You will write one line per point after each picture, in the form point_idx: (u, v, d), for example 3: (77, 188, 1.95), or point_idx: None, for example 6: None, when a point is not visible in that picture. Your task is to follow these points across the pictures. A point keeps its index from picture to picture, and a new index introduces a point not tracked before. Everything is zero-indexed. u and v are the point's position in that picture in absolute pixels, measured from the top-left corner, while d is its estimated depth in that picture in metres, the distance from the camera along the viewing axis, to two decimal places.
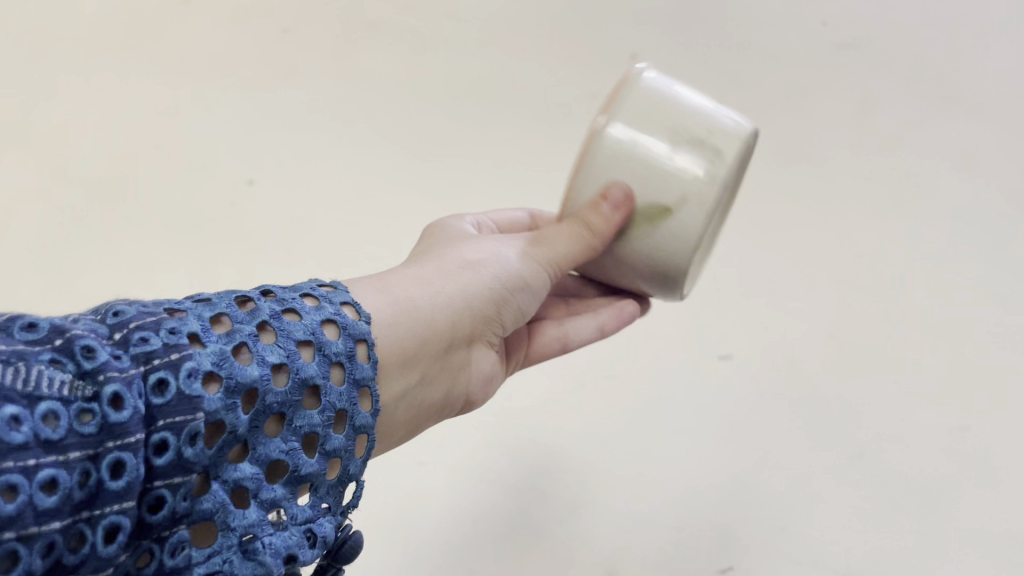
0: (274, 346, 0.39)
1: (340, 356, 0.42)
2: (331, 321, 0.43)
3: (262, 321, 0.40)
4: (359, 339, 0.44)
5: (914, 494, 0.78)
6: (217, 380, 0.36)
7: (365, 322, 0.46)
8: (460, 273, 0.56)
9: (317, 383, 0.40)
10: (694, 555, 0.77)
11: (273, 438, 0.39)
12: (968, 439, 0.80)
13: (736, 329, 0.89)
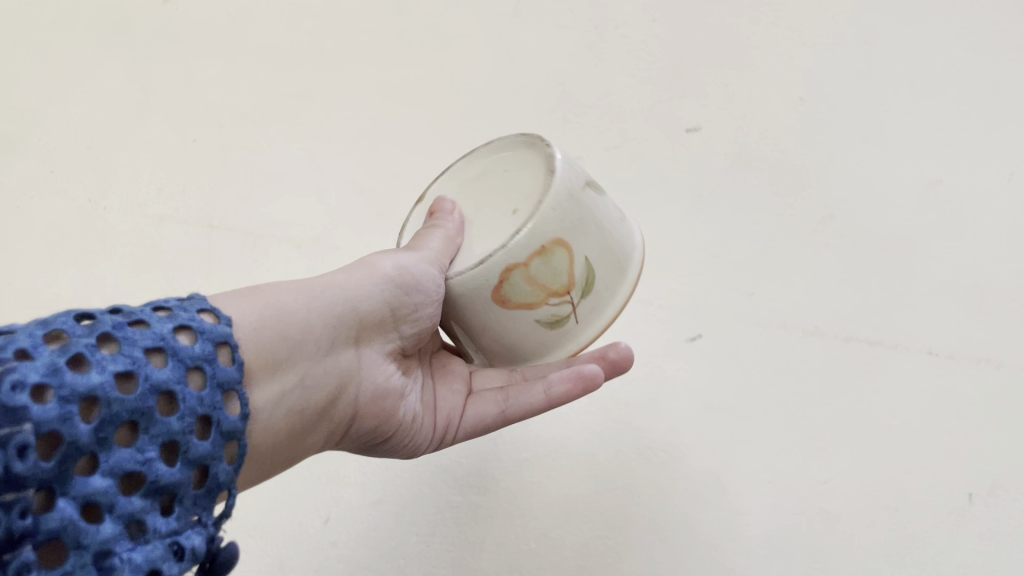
0: (117, 355, 0.35)
1: (202, 362, 0.38)
2: (188, 330, 0.39)
3: (103, 331, 0.36)
4: (219, 346, 0.40)
5: (880, 246, 0.79)
6: (49, 391, 0.32)
7: (226, 324, 0.41)
8: (358, 267, 0.55)
9: (172, 390, 0.36)
10: (665, 325, 0.81)
11: (127, 448, 0.34)
12: (933, 188, 0.80)
13: (701, 95, 0.85)
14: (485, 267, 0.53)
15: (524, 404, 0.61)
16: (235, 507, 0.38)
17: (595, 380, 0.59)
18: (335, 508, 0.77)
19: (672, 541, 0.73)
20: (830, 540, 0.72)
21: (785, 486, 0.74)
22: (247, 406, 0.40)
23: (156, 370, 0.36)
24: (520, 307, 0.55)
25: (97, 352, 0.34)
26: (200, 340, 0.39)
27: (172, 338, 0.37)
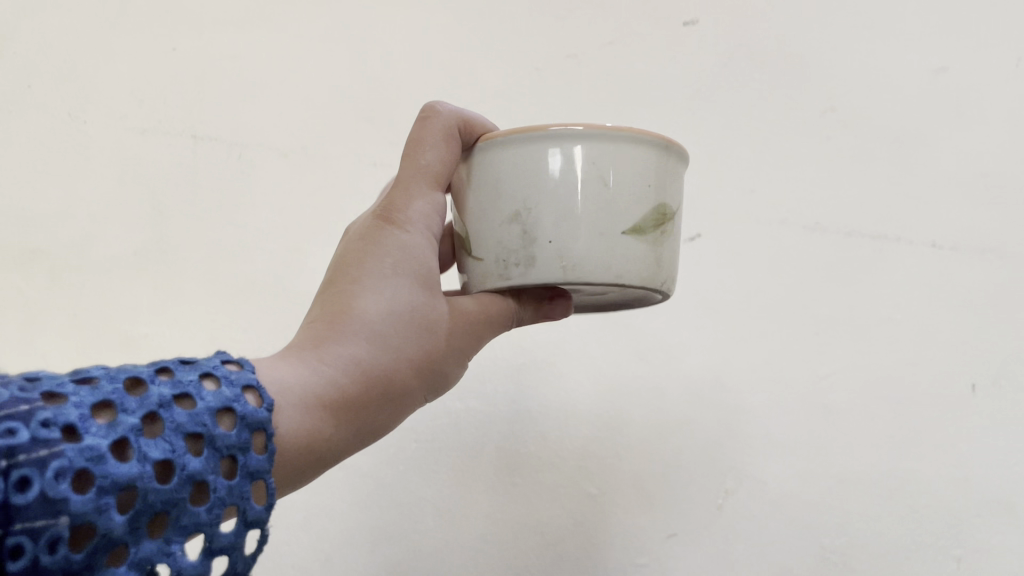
0: (159, 440, 0.35)
1: (236, 451, 0.38)
2: (231, 412, 0.39)
3: (151, 411, 0.36)
4: (256, 432, 0.40)
5: (883, 138, 0.77)
6: (90, 479, 0.32)
7: (266, 410, 0.41)
8: (407, 355, 0.50)
9: (206, 479, 0.36)
10: None
11: (154, 540, 0.34)
12: (941, 76, 0.77)
13: None
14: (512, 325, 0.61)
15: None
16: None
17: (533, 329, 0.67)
18: None
19: (670, 439, 0.74)
20: (829, 434, 0.73)
21: (786, 384, 0.74)
22: (273, 497, 0.40)
23: (194, 460, 0.36)
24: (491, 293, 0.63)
25: (142, 437, 0.35)
26: (239, 427, 0.39)
27: (213, 424, 0.37)
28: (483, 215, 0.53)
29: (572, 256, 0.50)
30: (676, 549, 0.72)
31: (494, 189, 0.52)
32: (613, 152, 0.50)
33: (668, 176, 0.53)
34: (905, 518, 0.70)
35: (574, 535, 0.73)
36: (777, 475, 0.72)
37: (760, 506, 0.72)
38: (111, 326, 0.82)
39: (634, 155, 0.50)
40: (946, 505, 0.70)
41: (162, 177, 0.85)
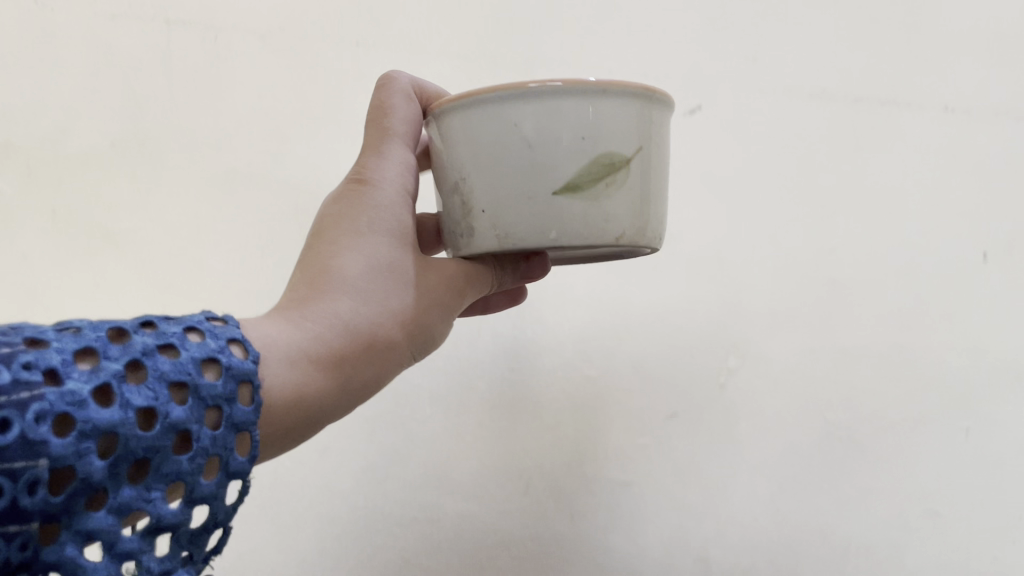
0: (142, 386, 0.35)
1: (222, 401, 0.37)
2: (218, 362, 0.38)
3: (135, 358, 0.35)
4: (243, 383, 0.39)
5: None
6: (71, 423, 0.32)
7: (254, 362, 0.40)
8: (394, 310, 0.49)
9: (189, 429, 0.35)
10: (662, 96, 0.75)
11: (134, 486, 0.34)
12: None
13: None
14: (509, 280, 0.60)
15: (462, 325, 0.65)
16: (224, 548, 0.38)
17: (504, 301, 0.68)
18: None
19: (673, 319, 0.72)
20: (836, 307, 0.71)
21: (790, 258, 0.72)
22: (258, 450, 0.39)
23: (178, 408, 0.35)
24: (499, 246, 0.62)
25: (125, 384, 0.34)
26: (227, 378, 0.38)
27: (198, 374, 0.36)
28: (453, 181, 0.49)
29: (539, 223, 0.47)
30: (675, 430, 0.71)
31: (445, 155, 0.49)
32: (591, 107, 0.45)
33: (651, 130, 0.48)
34: (910, 387, 0.70)
35: (573, 420, 0.72)
36: (781, 349, 0.71)
37: (763, 382, 0.71)
38: (84, 222, 0.80)
39: (614, 109, 0.46)
40: (952, 370, 0.69)
41: (137, 67, 0.81)
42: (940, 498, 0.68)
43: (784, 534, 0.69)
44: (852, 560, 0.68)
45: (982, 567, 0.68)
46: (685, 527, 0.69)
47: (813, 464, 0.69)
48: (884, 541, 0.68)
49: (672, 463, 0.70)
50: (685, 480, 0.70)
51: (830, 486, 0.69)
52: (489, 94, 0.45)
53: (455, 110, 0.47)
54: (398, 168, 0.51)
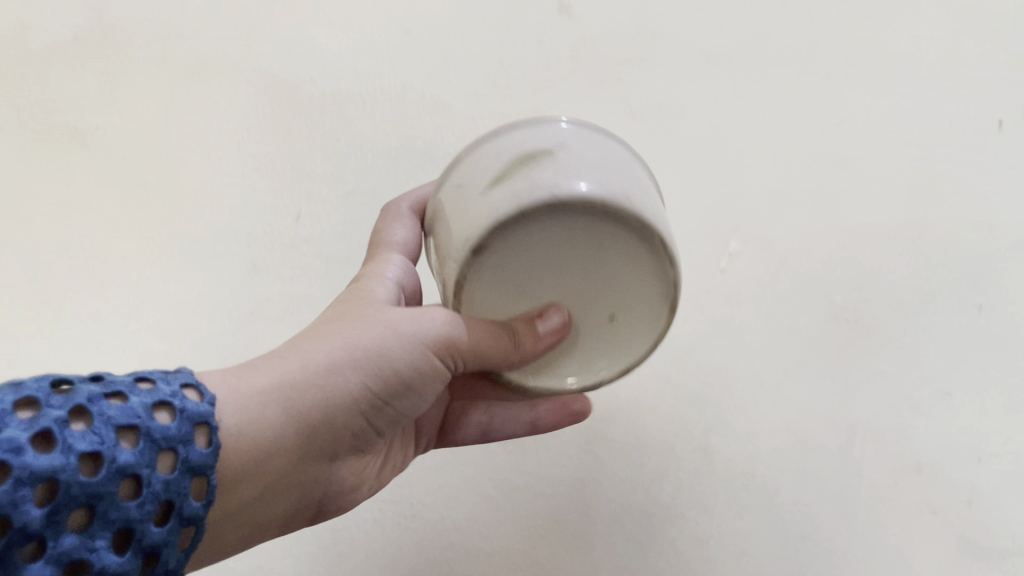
0: (88, 431, 0.39)
1: (172, 444, 0.41)
2: (169, 408, 0.42)
3: (80, 406, 0.39)
4: (195, 426, 0.43)
5: None
6: (9, 471, 0.35)
7: (210, 404, 0.44)
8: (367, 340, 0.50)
9: (138, 473, 0.39)
10: None
11: (78, 532, 0.37)
12: None
13: None
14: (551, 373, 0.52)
15: (507, 435, 0.66)
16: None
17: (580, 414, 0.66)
18: (305, 205, 0.75)
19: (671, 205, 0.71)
20: (839, 185, 0.69)
21: (792, 138, 0.71)
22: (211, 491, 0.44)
23: (124, 454, 0.39)
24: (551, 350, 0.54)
25: (70, 432, 0.38)
26: (176, 421, 0.42)
27: (144, 419, 0.41)
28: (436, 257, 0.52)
29: (489, 209, 0.45)
30: (673, 318, 0.70)
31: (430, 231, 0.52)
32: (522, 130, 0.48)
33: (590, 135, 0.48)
34: (919, 266, 0.67)
35: None
36: (785, 228, 0.69)
37: (765, 266, 0.69)
38: (66, 119, 0.78)
39: (546, 129, 0.48)
40: (961, 245, 0.67)
41: None
42: (951, 379, 0.65)
43: (789, 420, 0.66)
44: (861, 445, 0.65)
45: (996, 450, 0.64)
46: (684, 415, 0.68)
47: (821, 345, 0.67)
48: (892, 424, 0.65)
49: (670, 352, 0.69)
50: (684, 368, 0.69)
51: (836, 367, 0.66)
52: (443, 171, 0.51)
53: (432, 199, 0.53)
54: (393, 265, 0.58)
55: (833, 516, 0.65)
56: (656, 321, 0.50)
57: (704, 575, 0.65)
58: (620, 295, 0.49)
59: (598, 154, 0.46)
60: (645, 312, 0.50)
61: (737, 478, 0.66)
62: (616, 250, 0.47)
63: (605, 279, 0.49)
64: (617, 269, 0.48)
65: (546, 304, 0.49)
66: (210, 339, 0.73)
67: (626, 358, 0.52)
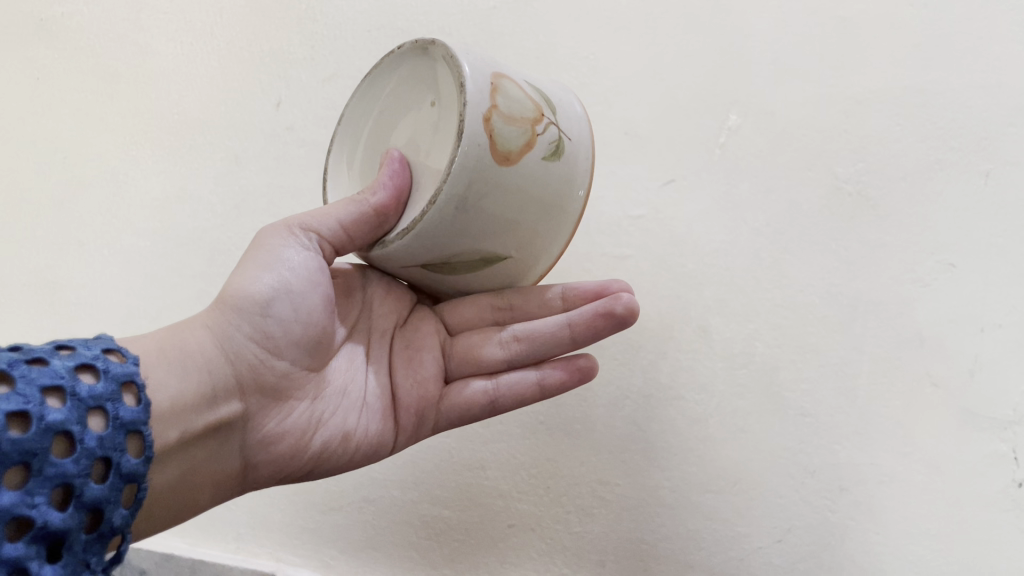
0: (12, 394, 0.39)
1: (101, 400, 0.42)
2: (92, 369, 0.43)
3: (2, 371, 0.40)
4: (122, 384, 0.44)
5: None
6: None
7: (134, 364, 0.46)
8: (258, 260, 0.54)
9: (71, 430, 0.40)
10: None
11: (15, 488, 0.38)
12: None
13: None
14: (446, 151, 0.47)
15: (516, 398, 0.58)
16: (116, 552, 0.43)
17: (590, 371, 0.59)
18: (285, 90, 0.73)
19: (667, 78, 0.69)
20: (840, 50, 0.67)
21: (795, 2, 0.68)
22: (149, 447, 0.44)
23: (52, 411, 0.40)
24: (523, 151, 0.48)
25: None
26: (101, 380, 0.43)
27: (68, 377, 0.41)
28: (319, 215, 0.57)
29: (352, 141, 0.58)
30: (671, 197, 0.68)
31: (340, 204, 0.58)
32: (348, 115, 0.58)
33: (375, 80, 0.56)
34: (923, 134, 0.65)
35: None
36: (785, 99, 0.67)
37: (766, 138, 0.67)
38: (28, 12, 0.80)
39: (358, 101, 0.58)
40: (969, 110, 0.64)
41: None
42: (955, 248, 0.64)
43: (789, 296, 0.66)
44: (863, 319, 0.65)
45: (1000, 320, 0.62)
46: (683, 295, 0.67)
47: (820, 219, 0.66)
48: (894, 298, 0.64)
49: (669, 232, 0.68)
50: (682, 248, 0.68)
51: (838, 241, 0.65)
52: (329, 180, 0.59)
53: None
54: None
55: (833, 390, 0.65)
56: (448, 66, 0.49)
57: (704, 455, 0.67)
58: (428, 86, 0.52)
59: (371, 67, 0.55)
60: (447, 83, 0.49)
61: (736, 357, 0.66)
62: (410, 83, 0.53)
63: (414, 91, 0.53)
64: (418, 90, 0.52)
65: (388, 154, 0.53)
66: (198, 233, 0.72)
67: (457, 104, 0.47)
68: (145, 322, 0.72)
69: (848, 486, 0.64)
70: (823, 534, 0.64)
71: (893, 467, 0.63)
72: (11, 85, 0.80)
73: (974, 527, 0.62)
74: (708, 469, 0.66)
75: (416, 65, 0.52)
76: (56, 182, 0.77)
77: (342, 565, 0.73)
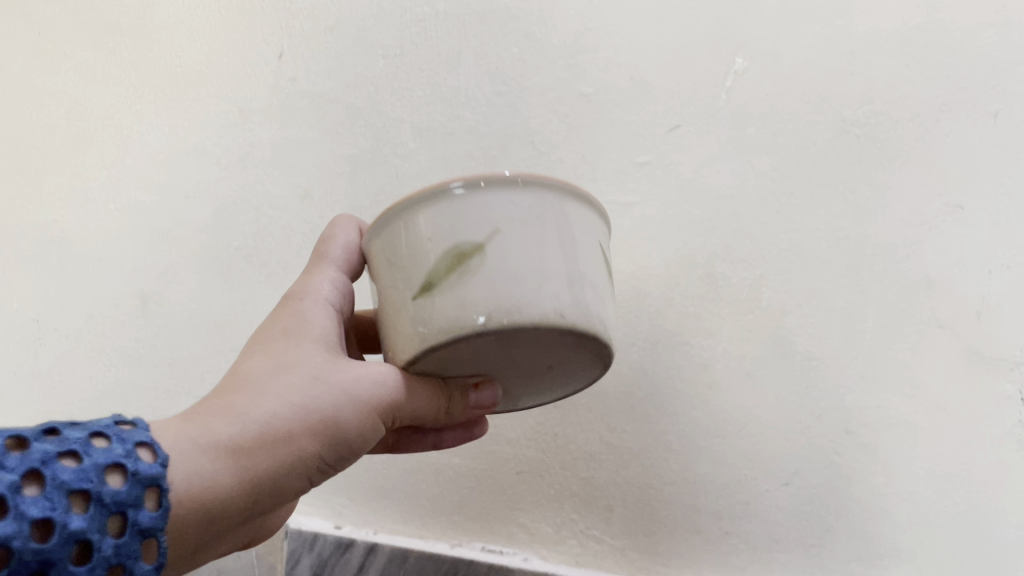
0: (40, 497, 0.37)
1: (126, 507, 0.40)
2: (121, 470, 0.40)
3: (34, 468, 0.38)
4: (147, 490, 0.41)
5: None
6: None
7: (163, 464, 0.42)
8: (330, 391, 0.47)
9: (92, 538, 0.38)
10: None
11: None
12: None
13: None
14: (531, 396, 0.54)
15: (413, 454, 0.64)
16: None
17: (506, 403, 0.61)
18: (287, 41, 0.73)
19: (672, 22, 0.69)
20: None
21: None
22: (162, 554, 0.41)
23: (77, 519, 0.38)
24: None
25: (18, 496, 0.37)
26: (128, 484, 0.40)
27: (97, 482, 0.39)
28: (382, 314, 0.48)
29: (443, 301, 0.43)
30: (677, 142, 0.67)
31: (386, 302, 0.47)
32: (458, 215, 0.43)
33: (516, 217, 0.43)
34: (931, 74, 0.64)
35: (568, 141, 0.68)
36: (790, 42, 0.67)
37: (772, 82, 0.67)
38: None
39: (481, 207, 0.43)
40: (977, 49, 0.64)
41: None
42: (963, 190, 0.63)
43: (795, 242, 0.66)
44: (869, 263, 0.64)
45: (1009, 260, 0.62)
46: (689, 241, 0.67)
47: (826, 161, 0.65)
48: (902, 240, 0.64)
49: (676, 177, 0.67)
50: (688, 194, 0.67)
51: (845, 184, 0.65)
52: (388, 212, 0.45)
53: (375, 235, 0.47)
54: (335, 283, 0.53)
55: (839, 334, 0.65)
56: (597, 358, 0.48)
57: (711, 401, 0.67)
58: (563, 364, 0.49)
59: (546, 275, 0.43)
60: (580, 371, 0.50)
61: (744, 303, 0.66)
62: (563, 338, 0.44)
63: (548, 357, 0.47)
64: (563, 353, 0.46)
65: (485, 377, 0.50)
66: (206, 186, 0.73)
67: (557, 391, 0.53)
68: (155, 277, 0.73)
69: (855, 428, 0.64)
70: (831, 477, 0.65)
71: (900, 410, 0.64)
72: (15, 44, 0.80)
73: (981, 469, 0.62)
74: (714, 415, 0.67)
75: (585, 240, 0.45)
76: (61, 140, 0.77)
77: (354, 514, 0.74)
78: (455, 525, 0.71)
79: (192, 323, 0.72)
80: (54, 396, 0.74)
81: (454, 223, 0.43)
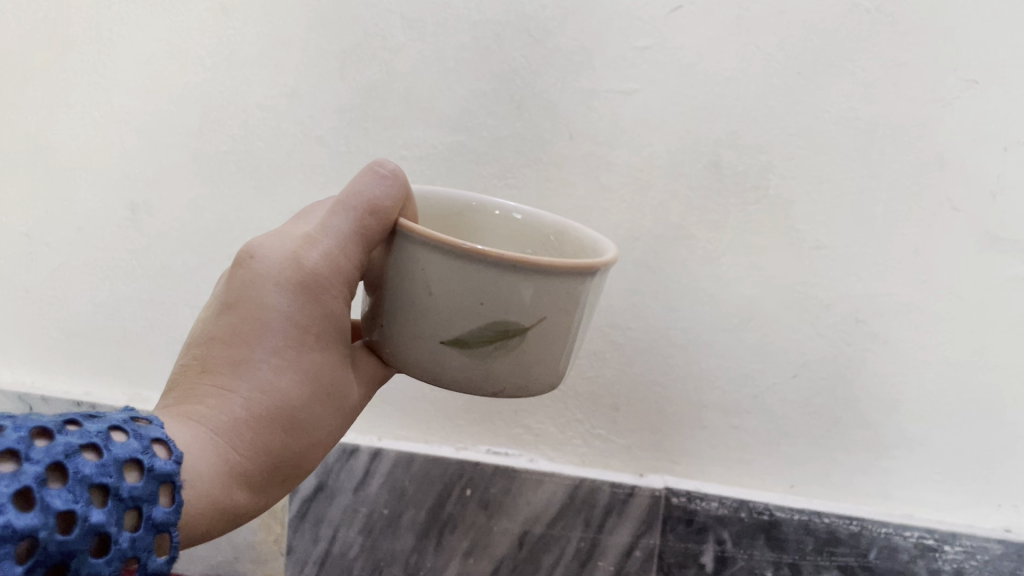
0: (64, 488, 0.33)
1: (144, 503, 0.36)
2: (138, 465, 0.37)
3: (57, 460, 0.33)
4: (160, 485, 0.37)
5: None
6: None
7: (177, 462, 0.39)
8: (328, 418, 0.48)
9: (111, 533, 0.34)
10: None
11: None
12: None
13: None
14: None
15: None
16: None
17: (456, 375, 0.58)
18: None
19: None
20: None
21: None
22: (172, 550, 0.38)
23: (99, 514, 0.34)
24: None
25: (42, 488, 0.32)
26: (145, 479, 0.36)
27: (119, 476, 0.35)
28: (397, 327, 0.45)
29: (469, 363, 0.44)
30: (681, 23, 0.62)
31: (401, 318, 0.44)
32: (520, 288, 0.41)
33: (567, 302, 0.43)
34: None
35: (564, 28, 0.64)
36: None
37: None
38: None
39: (543, 290, 0.42)
40: None
41: None
42: (980, 63, 0.60)
43: (801, 125, 0.62)
44: (880, 144, 0.62)
45: None
46: (693, 129, 0.64)
47: (841, 36, 0.61)
48: (915, 120, 0.61)
49: (679, 63, 0.63)
50: (691, 79, 0.63)
51: (855, 61, 0.61)
52: (449, 248, 0.40)
53: (419, 247, 0.41)
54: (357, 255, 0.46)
55: (849, 221, 0.63)
56: None
57: (716, 294, 0.65)
58: None
59: (556, 359, 0.46)
60: None
61: (750, 190, 0.64)
62: None
63: None
64: None
65: None
66: (190, 88, 0.70)
67: None
68: (144, 186, 0.72)
69: (864, 317, 0.64)
70: (838, 368, 0.65)
71: (911, 296, 0.63)
72: None
73: (993, 356, 0.62)
74: (721, 307, 0.65)
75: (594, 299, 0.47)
76: (19, 41, 0.72)
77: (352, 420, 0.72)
78: (460, 429, 0.71)
79: (184, 233, 0.72)
80: (57, 308, 0.76)
81: (515, 300, 0.42)
